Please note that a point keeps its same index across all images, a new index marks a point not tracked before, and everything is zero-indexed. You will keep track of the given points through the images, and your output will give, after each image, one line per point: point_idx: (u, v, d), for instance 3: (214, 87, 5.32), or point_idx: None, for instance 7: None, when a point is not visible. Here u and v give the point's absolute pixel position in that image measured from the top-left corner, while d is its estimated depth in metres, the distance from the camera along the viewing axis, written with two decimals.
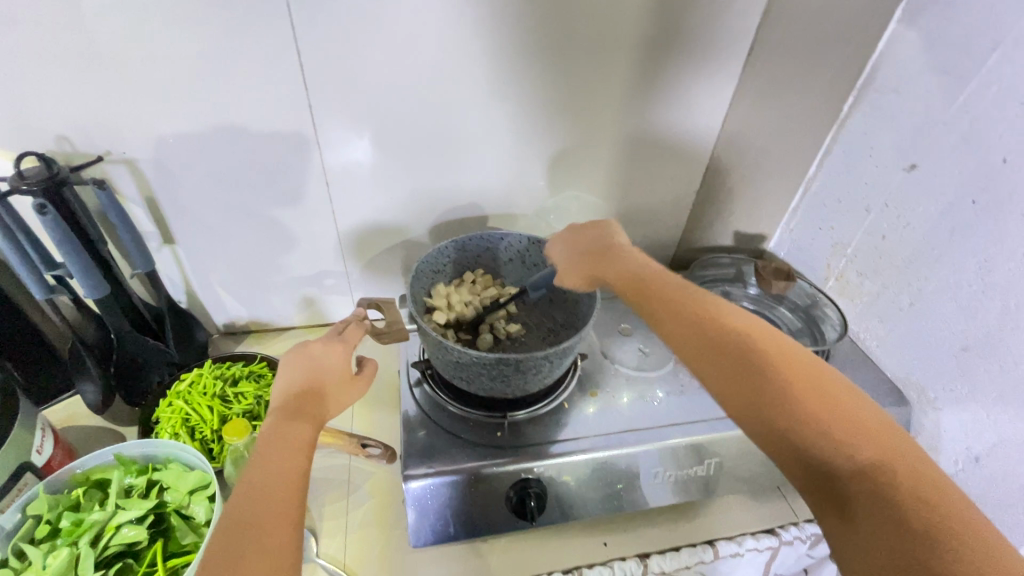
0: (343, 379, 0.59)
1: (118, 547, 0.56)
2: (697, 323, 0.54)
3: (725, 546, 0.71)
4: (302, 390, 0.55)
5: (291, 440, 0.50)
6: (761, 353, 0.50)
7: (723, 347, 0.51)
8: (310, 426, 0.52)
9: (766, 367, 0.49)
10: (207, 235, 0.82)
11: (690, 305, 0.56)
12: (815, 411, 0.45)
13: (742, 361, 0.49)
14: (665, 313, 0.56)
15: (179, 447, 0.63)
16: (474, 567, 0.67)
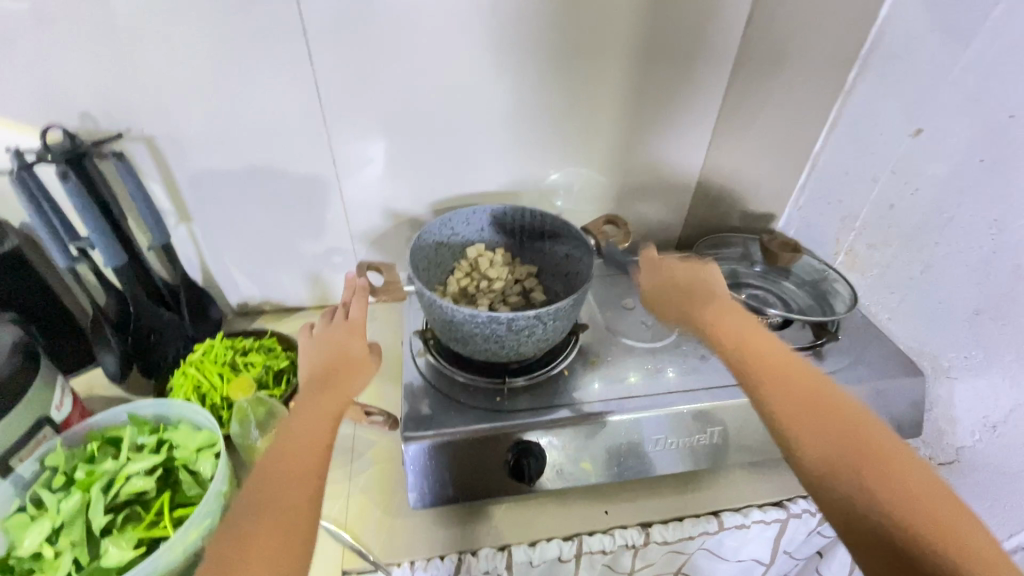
0: (355, 354, 0.60)
1: (127, 496, 0.57)
2: (777, 372, 0.59)
3: (731, 517, 0.69)
4: (323, 370, 0.58)
5: (310, 418, 0.52)
6: (828, 407, 0.55)
7: (801, 396, 0.57)
8: (332, 401, 0.55)
9: (832, 416, 0.55)
10: (221, 213, 0.85)
11: (767, 354, 0.61)
12: (868, 465, 0.51)
13: (816, 411, 0.55)
14: (740, 355, 0.62)
15: (187, 406, 0.66)
16: (474, 531, 0.68)
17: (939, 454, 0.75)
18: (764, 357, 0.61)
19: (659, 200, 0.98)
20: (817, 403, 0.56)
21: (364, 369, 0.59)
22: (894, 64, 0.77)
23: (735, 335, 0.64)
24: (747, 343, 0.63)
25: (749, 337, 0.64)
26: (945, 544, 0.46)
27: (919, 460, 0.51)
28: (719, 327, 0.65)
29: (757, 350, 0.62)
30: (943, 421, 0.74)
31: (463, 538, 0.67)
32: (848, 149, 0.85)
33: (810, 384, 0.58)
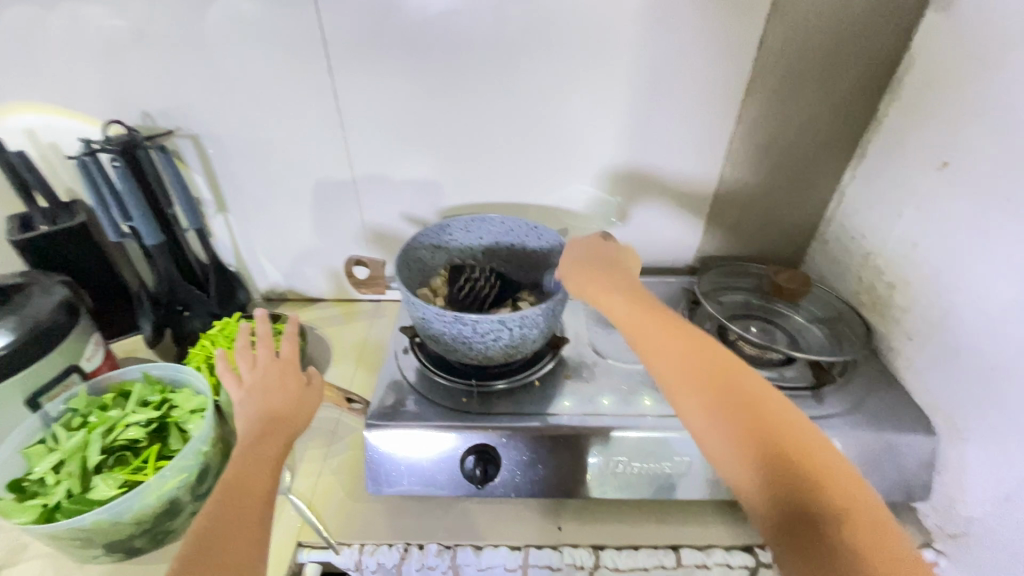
0: (296, 395, 0.63)
1: (123, 441, 0.66)
2: (672, 337, 0.54)
3: (691, 554, 0.66)
4: (262, 416, 0.59)
5: (256, 458, 0.54)
6: (715, 370, 0.51)
7: (689, 364, 0.51)
8: (272, 443, 0.56)
9: (694, 357, 0.52)
10: (252, 206, 0.94)
11: (655, 318, 0.56)
12: (764, 438, 0.46)
13: (709, 377, 0.50)
14: (633, 322, 0.56)
15: (191, 372, 0.74)
16: (426, 526, 0.69)
17: (947, 523, 0.67)
18: (659, 321, 0.56)
19: (671, 224, 0.95)
20: (712, 369, 0.51)
21: (304, 412, 0.62)
22: (926, 93, 0.71)
23: (633, 299, 0.59)
24: (639, 310, 0.57)
25: (642, 302, 0.59)
26: (799, 475, 0.43)
27: (812, 425, 0.47)
28: (606, 292, 0.61)
29: (650, 315, 0.57)
30: (954, 487, 0.66)
31: (414, 530, 0.68)
32: (875, 182, 0.79)
33: (700, 348, 0.53)
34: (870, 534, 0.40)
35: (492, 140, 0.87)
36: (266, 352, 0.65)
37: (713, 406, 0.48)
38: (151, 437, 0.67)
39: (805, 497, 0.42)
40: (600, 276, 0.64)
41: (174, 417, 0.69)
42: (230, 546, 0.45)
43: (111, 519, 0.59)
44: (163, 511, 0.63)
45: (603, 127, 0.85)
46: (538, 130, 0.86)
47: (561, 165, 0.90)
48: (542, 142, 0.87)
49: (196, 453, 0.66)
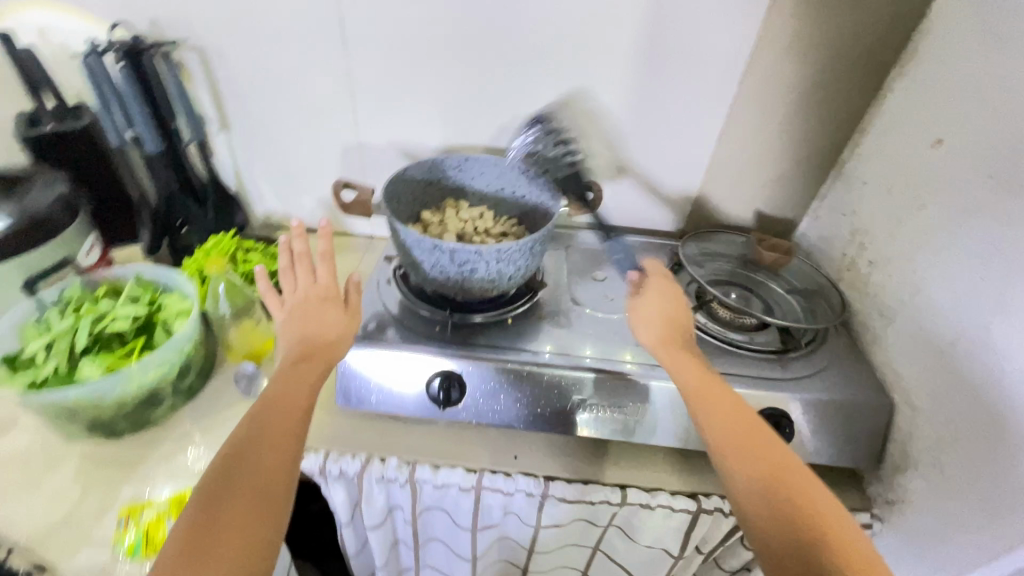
0: (338, 319, 0.64)
1: (110, 332, 0.69)
2: (737, 427, 0.56)
3: (636, 493, 0.69)
4: (300, 341, 0.61)
5: (288, 392, 0.57)
6: (772, 467, 0.53)
7: (746, 454, 0.54)
8: (312, 368, 0.59)
9: (750, 435, 0.55)
10: (254, 127, 0.95)
11: (727, 404, 0.58)
12: (804, 537, 0.48)
13: (768, 475, 0.52)
14: (699, 404, 0.58)
15: (182, 278, 0.76)
16: (389, 443, 0.72)
17: (889, 492, 0.69)
18: (729, 409, 0.57)
19: (666, 185, 0.95)
20: (771, 466, 0.53)
21: (346, 340, 0.63)
22: (932, 68, 0.69)
23: (700, 377, 0.60)
24: (710, 393, 0.59)
25: (715, 383, 0.60)
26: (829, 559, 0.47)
27: (851, 519, 0.50)
28: (675, 353, 0.63)
29: (721, 399, 0.58)
30: (899, 459, 0.68)
31: (379, 444, 0.72)
32: (872, 157, 0.78)
33: (766, 443, 0.55)
34: None
35: (495, 81, 0.87)
36: (308, 272, 0.66)
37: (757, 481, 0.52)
38: (137, 332, 0.71)
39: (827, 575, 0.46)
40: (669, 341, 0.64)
41: (161, 317, 0.72)
42: (238, 495, 0.49)
43: (93, 400, 0.64)
44: (144, 400, 0.68)
45: (607, 77, 0.84)
46: (541, 73, 0.85)
47: (563, 114, 0.89)
48: (545, 88, 0.87)
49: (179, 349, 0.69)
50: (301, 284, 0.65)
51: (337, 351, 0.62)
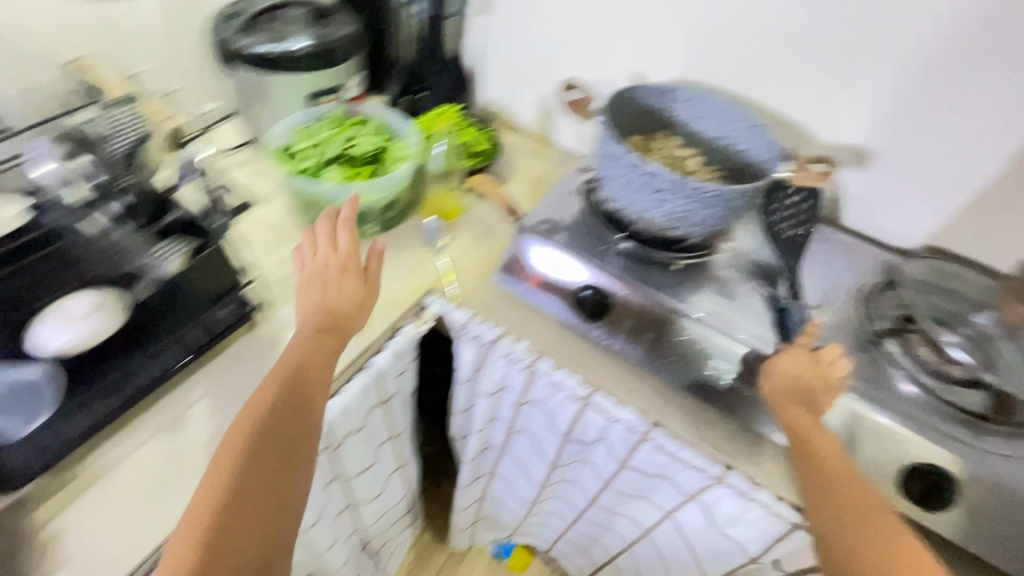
0: (356, 287, 0.68)
1: (352, 153, 0.83)
2: (854, 502, 0.56)
3: (739, 480, 0.67)
4: (321, 309, 0.65)
5: (296, 347, 0.62)
6: (886, 546, 0.52)
7: (857, 530, 0.54)
8: (327, 338, 0.64)
9: (862, 524, 0.54)
10: (506, 15, 1.01)
11: (846, 481, 0.57)
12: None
13: (879, 552, 0.52)
14: (814, 475, 0.59)
15: (413, 130, 0.87)
16: (525, 331, 0.78)
17: None
18: (848, 486, 0.57)
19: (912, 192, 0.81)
20: (887, 550, 0.51)
21: (368, 300, 0.69)
22: None
23: (816, 447, 0.60)
24: (831, 467, 0.58)
25: (838, 457, 0.59)
26: None
27: None
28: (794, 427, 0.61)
29: (839, 474, 0.58)
30: None
31: (517, 328, 0.78)
32: None
33: (886, 525, 0.53)
34: None
35: (762, 19, 0.78)
36: (329, 248, 0.69)
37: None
38: (369, 161, 0.84)
39: None
40: (797, 403, 0.63)
41: (389, 156, 0.85)
42: (263, 460, 0.52)
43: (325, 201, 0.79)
44: None
45: (895, 45, 0.72)
46: (816, 21, 0.75)
47: (824, 75, 0.78)
48: (815, 41, 0.76)
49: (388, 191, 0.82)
50: (318, 263, 0.69)
51: (351, 315, 0.67)
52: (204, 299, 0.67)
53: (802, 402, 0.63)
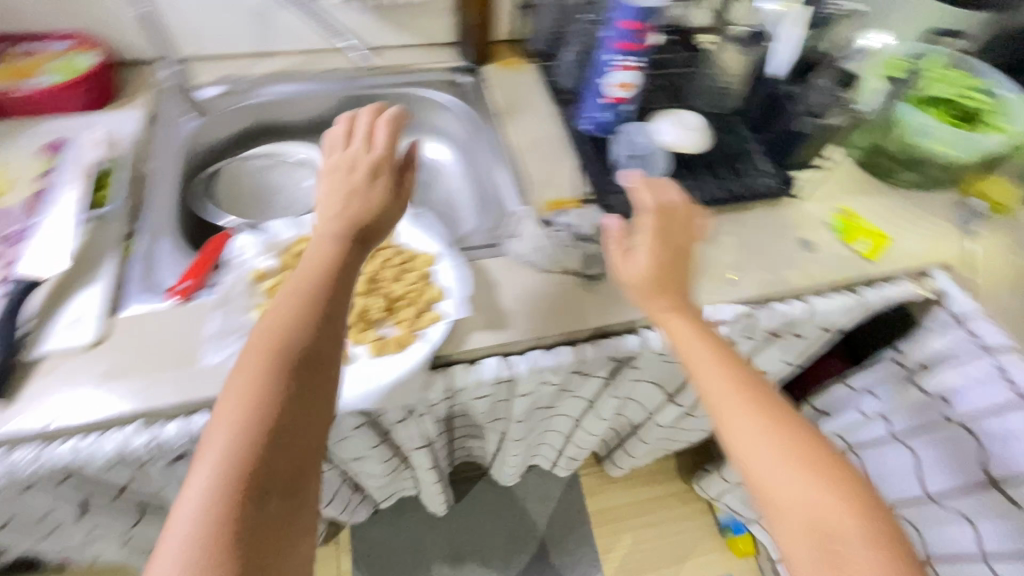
0: (361, 193, 0.50)
1: None
2: (283, 351, 0.42)
3: None
4: (347, 220, 0.49)
5: (319, 250, 0.47)
6: (275, 400, 0.40)
7: (249, 397, 0.40)
8: (343, 245, 0.48)
9: (784, 441, 0.45)
10: None
11: (731, 387, 0.49)
12: (812, 531, 0.41)
13: (263, 402, 0.40)
14: (251, 349, 0.43)
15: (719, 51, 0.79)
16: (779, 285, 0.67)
17: None
18: (733, 379, 0.49)
19: None
20: (791, 459, 0.44)
21: (399, 208, 0.53)
22: None
23: (299, 306, 0.44)
24: (275, 322, 0.44)
25: (335, 278, 0.46)
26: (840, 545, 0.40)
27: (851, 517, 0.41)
28: (703, 367, 0.50)
29: (296, 323, 0.44)
30: None
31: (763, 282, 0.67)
32: None
33: (795, 432, 0.46)
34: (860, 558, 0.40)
35: None
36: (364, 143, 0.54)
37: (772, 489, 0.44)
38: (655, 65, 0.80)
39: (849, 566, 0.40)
40: (341, 221, 0.49)
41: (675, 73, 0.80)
42: (263, 413, 0.40)
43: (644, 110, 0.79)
44: None
45: None
46: None
47: None
48: None
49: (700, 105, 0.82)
50: (340, 157, 0.53)
51: (390, 220, 0.51)
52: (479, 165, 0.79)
53: (675, 292, 0.55)
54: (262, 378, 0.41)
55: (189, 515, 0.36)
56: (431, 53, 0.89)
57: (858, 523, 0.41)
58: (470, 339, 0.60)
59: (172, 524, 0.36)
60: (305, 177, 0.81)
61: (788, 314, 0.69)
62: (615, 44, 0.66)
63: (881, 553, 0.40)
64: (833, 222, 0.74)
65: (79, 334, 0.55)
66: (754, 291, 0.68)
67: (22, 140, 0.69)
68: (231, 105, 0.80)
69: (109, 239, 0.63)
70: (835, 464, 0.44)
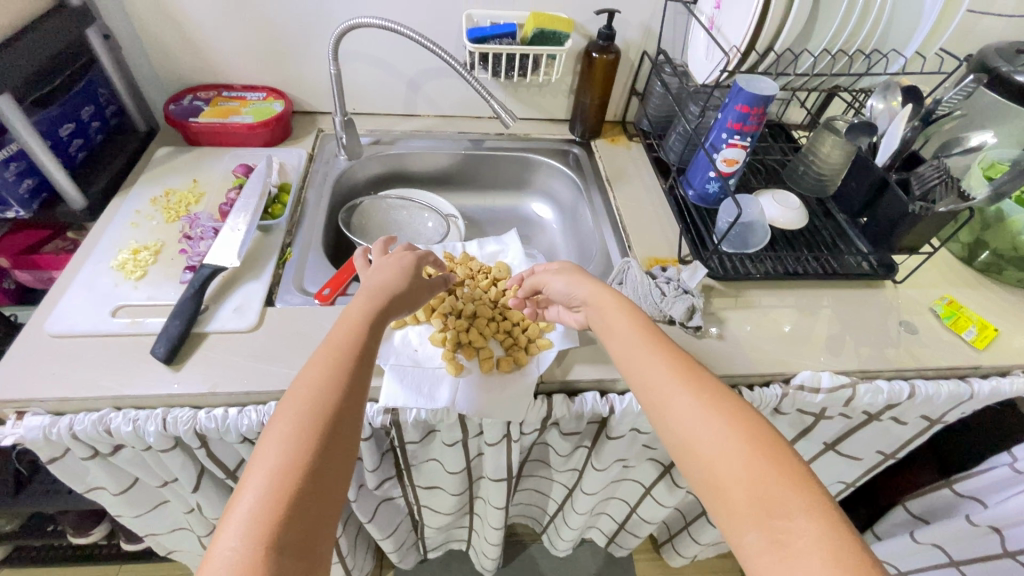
0: (404, 275, 0.58)
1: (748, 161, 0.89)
2: (328, 393, 0.45)
3: None
4: (379, 296, 0.54)
5: (345, 325, 0.51)
6: (308, 444, 0.41)
7: (287, 438, 0.41)
8: (359, 318, 0.52)
9: (723, 415, 0.45)
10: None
11: (665, 367, 0.50)
12: (751, 503, 0.40)
13: (302, 437, 0.41)
14: (294, 397, 0.44)
15: (808, 161, 0.84)
16: (881, 364, 0.69)
17: None
18: (662, 361, 0.50)
19: None
20: (724, 427, 0.44)
21: (416, 291, 0.59)
22: None
23: (334, 365, 0.46)
24: (324, 368, 0.46)
25: (360, 344, 0.49)
26: (805, 519, 0.38)
27: (822, 487, 0.40)
28: (648, 353, 0.52)
29: (332, 378, 0.45)
30: None
31: (863, 360, 0.69)
32: None
33: (725, 402, 0.46)
34: (842, 536, 0.37)
35: None
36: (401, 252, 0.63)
37: (720, 467, 0.42)
38: (756, 175, 0.90)
39: (812, 542, 0.37)
40: (368, 301, 0.54)
41: (785, 178, 0.89)
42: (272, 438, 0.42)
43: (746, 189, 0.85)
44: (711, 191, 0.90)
45: None
46: None
47: None
48: None
49: (799, 188, 0.86)
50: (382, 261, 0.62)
51: (408, 295, 0.58)
52: (589, 226, 0.89)
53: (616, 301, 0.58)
54: (292, 430, 0.42)
55: (236, 538, 0.36)
56: (547, 126, 1.01)
57: (796, 495, 0.39)
58: (572, 371, 0.63)
59: (214, 559, 0.35)
60: (429, 219, 0.92)
61: (891, 393, 0.67)
62: (727, 123, 0.72)
63: (820, 521, 0.38)
64: (939, 307, 0.75)
65: (239, 320, 0.64)
66: (854, 365, 0.68)
67: (213, 164, 0.83)
68: (374, 151, 0.93)
69: (270, 246, 0.73)
70: (769, 439, 0.43)
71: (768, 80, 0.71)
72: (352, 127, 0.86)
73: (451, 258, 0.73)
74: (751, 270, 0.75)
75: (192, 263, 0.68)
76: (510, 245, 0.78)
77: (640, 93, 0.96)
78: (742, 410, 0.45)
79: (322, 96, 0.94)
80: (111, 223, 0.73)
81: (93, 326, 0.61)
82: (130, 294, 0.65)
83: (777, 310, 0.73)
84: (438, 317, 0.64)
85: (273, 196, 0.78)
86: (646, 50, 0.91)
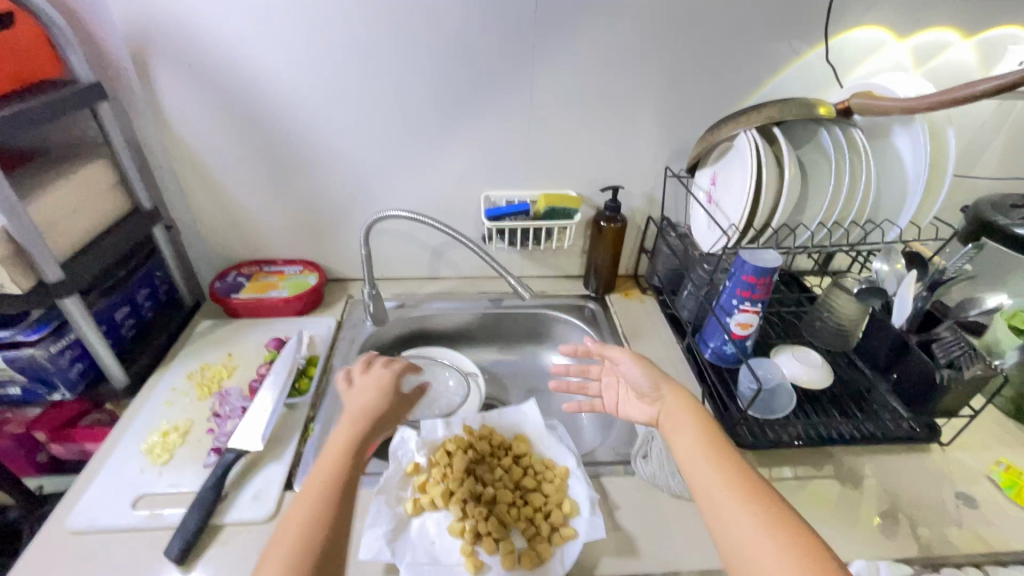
0: (382, 394, 0.61)
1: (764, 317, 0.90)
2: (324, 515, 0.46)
3: None
4: (361, 415, 0.57)
5: (334, 444, 0.53)
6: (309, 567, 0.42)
7: (295, 559, 0.42)
8: (348, 435, 0.54)
9: (776, 529, 0.44)
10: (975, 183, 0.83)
11: (722, 475, 0.50)
12: None
13: (310, 564, 0.43)
14: (296, 517, 0.46)
15: (825, 316, 0.84)
16: (945, 548, 0.62)
17: None
18: (723, 469, 0.51)
19: None
20: (779, 542, 0.43)
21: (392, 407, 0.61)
22: None
23: (325, 485, 0.48)
24: (320, 488, 0.48)
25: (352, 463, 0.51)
26: None
27: None
28: (709, 458, 0.52)
29: (325, 501, 0.47)
30: None
31: (925, 544, 0.62)
32: None
33: (780, 516, 0.46)
34: None
35: None
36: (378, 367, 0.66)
37: None
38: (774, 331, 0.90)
39: None
40: (352, 419, 0.56)
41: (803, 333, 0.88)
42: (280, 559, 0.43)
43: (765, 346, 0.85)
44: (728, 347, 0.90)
45: None
46: None
47: None
48: None
49: (820, 342, 0.85)
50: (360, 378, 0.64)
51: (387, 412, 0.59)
52: None
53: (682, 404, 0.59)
54: (292, 560, 0.42)
55: None
56: (563, 283, 1.05)
57: None
58: (601, 566, 0.58)
59: None
60: (449, 377, 0.93)
61: None
62: (736, 290, 0.74)
63: None
64: (997, 475, 0.69)
65: (257, 508, 0.63)
66: (915, 550, 0.62)
67: (248, 337, 0.89)
68: (399, 315, 0.98)
69: (294, 423, 0.74)
70: (826, 568, 0.41)
71: (772, 250, 0.75)
72: (380, 297, 0.91)
73: (469, 431, 0.73)
74: (782, 437, 0.71)
75: (217, 445, 0.70)
76: (529, 413, 0.78)
77: (649, 252, 1.01)
78: (794, 524, 0.45)
79: (353, 266, 1.02)
80: (147, 402, 0.76)
81: (112, 520, 0.61)
82: (154, 481, 0.65)
83: (817, 481, 0.69)
84: (456, 503, 0.62)
85: (301, 368, 0.82)
86: (651, 215, 0.98)
